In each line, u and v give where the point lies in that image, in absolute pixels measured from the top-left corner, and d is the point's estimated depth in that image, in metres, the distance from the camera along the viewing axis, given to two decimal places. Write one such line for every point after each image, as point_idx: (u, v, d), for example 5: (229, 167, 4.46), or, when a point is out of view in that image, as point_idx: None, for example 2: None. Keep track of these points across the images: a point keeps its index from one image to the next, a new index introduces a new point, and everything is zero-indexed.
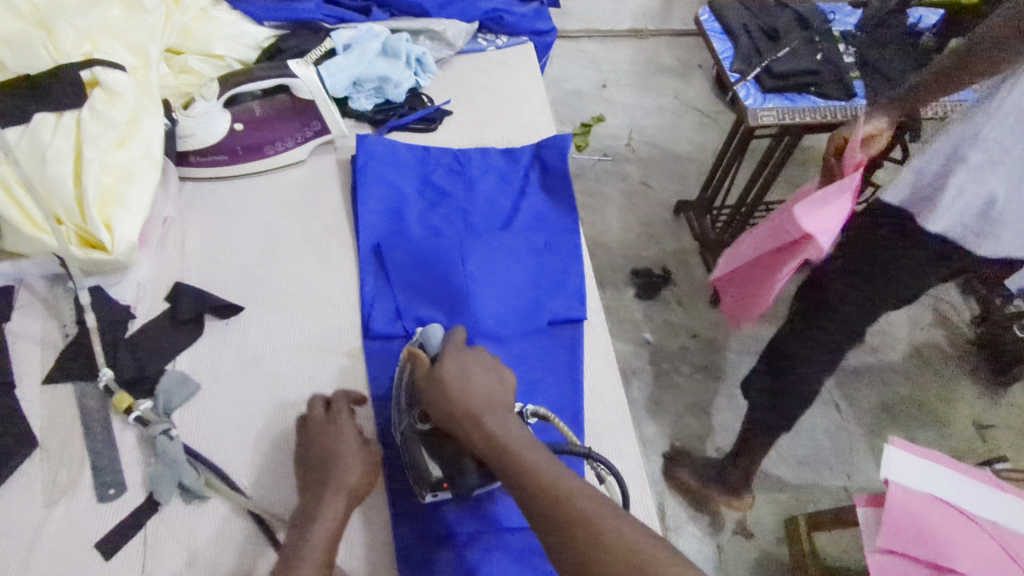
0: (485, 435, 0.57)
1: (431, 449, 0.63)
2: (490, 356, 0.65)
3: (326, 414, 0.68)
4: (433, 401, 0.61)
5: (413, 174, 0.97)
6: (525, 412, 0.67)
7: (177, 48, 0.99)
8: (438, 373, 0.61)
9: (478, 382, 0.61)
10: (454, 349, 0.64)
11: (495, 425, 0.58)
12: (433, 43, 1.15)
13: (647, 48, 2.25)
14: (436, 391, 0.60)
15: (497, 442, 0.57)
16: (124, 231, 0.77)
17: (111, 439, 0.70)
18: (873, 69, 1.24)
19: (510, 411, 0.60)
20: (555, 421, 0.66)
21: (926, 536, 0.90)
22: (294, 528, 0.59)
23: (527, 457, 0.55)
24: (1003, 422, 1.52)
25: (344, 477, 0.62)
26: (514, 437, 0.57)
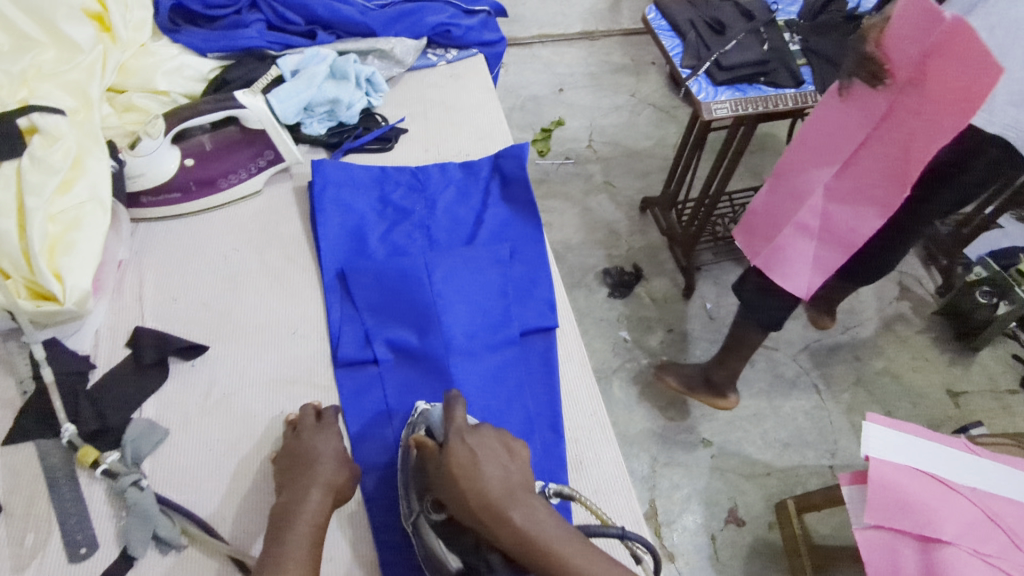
0: (512, 533, 0.53)
1: (448, 539, 0.60)
2: (497, 435, 0.61)
3: (317, 422, 0.71)
4: (450, 498, 0.57)
5: (372, 196, 0.96)
6: (547, 493, 0.62)
7: (118, 86, 0.96)
8: (447, 468, 0.58)
9: (492, 470, 0.57)
10: (462, 437, 0.60)
11: (522, 519, 0.53)
12: (382, 62, 1.14)
13: (600, 48, 2.27)
14: (452, 488, 0.57)
15: (527, 540, 0.52)
16: (76, 280, 0.75)
17: (79, 495, 0.68)
18: (816, 55, 1.27)
19: (530, 493, 0.57)
20: (580, 499, 0.61)
21: (910, 509, 0.92)
22: (277, 515, 0.61)
23: (564, 553, 0.52)
24: (974, 387, 1.56)
25: (327, 474, 0.64)
26: (543, 529, 0.53)
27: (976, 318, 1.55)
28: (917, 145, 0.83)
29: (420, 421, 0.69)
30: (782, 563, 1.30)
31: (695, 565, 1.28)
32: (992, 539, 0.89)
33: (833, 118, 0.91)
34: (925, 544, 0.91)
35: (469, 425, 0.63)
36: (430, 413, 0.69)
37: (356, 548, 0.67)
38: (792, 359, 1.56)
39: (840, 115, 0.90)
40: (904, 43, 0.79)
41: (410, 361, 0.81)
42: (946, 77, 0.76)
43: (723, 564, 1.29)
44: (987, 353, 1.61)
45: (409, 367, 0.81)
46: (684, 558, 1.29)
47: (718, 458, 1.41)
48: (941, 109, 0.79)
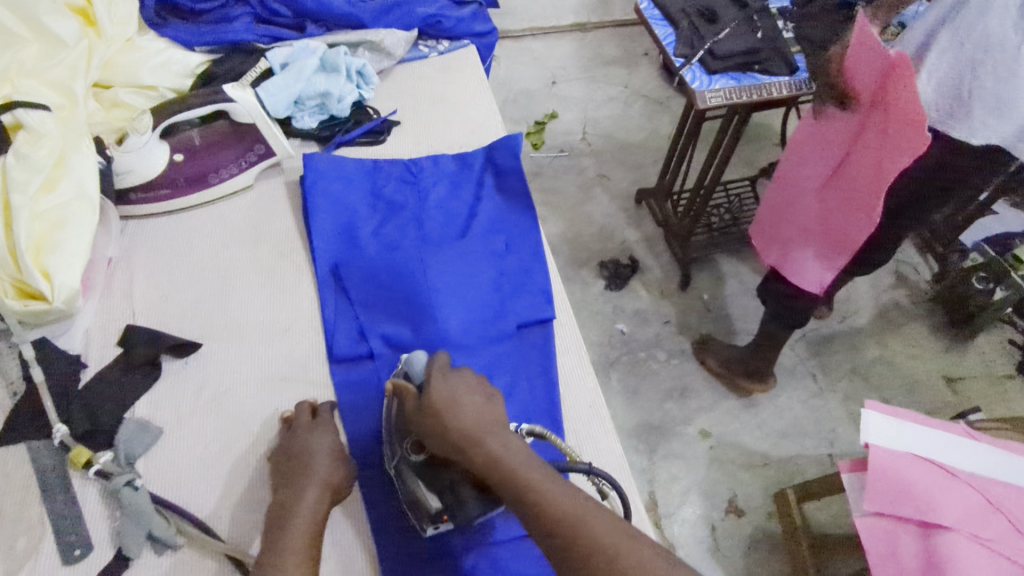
0: (486, 458, 0.56)
1: (427, 479, 0.62)
2: (476, 377, 0.63)
3: (313, 420, 0.70)
4: (428, 430, 0.59)
5: (363, 189, 0.95)
6: (520, 432, 0.65)
7: (103, 81, 0.95)
8: (427, 403, 0.59)
9: (469, 405, 0.59)
10: (441, 374, 0.62)
11: (496, 447, 0.56)
12: (372, 54, 1.13)
13: (591, 41, 2.26)
14: (430, 420, 0.59)
15: (499, 466, 0.55)
16: (64, 278, 0.74)
17: (72, 497, 0.67)
18: (811, 43, 1.26)
19: (505, 428, 0.59)
20: (551, 436, 0.64)
21: (910, 495, 0.92)
22: (273, 516, 0.60)
23: (531, 478, 0.54)
24: (971, 373, 1.56)
25: (323, 473, 0.63)
26: (514, 457, 0.56)
27: (972, 304, 1.55)
28: (882, 165, 0.84)
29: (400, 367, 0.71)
30: (782, 553, 1.30)
31: (694, 556, 1.28)
32: (992, 524, 0.89)
33: (818, 129, 0.94)
34: (925, 530, 0.90)
35: (449, 368, 0.64)
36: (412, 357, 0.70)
37: (355, 542, 0.67)
38: (789, 349, 1.56)
39: (822, 127, 0.93)
40: (867, 67, 0.82)
41: (405, 357, 0.80)
42: (895, 99, 0.78)
43: (723, 555, 1.29)
44: (983, 339, 1.62)
45: None
46: (684, 549, 1.28)
47: (716, 449, 1.41)
48: (896, 134, 0.80)
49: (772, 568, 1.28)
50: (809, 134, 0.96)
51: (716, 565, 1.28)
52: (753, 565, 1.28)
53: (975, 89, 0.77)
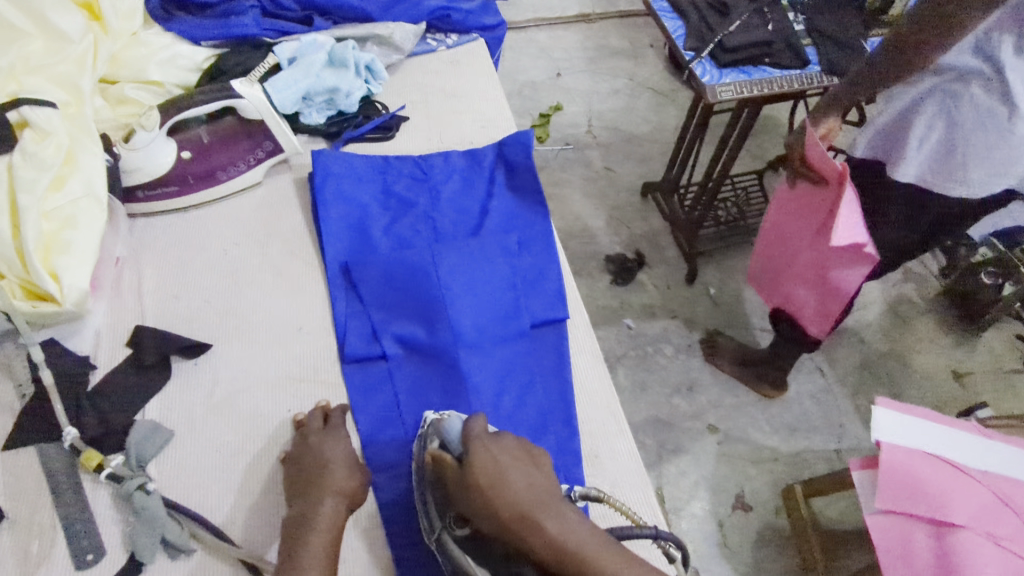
0: (548, 543, 0.49)
1: (477, 555, 0.56)
2: (518, 442, 0.59)
3: (324, 426, 0.69)
4: (476, 510, 0.54)
5: (375, 187, 0.94)
6: (573, 496, 0.60)
7: (109, 77, 0.93)
8: (471, 480, 0.54)
9: (517, 477, 0.54)
10: (482, 443, 0.57)
11: (557, 527, 0.50)
12: (381, 49, 1.11)
13: (596, 32, 2.23)
14: (477, 499, 0.53)
15: (564, 551, 0.49)
16: (73, 278, 0.73)
17: (84, 501, 0.66)
18: (823, 34, 1.24)
19: (559, 498, 0.53)
20: (606, 499, 0.59)
21: (921, 493, 0.91)
22: (290, 527, 0.60)
23: (604, 564, 0.48)
24: (979, 367, 1.55)
25: (339, 481, 0.63)
26: (577, 538, 0.49)
27: (981, 298, 1.54)
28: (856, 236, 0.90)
29: (433, 433, 0.65)
30: (790, 549, 1.29)
31: (703, 552, 1.27)
32: (1004, 522, 0.88)
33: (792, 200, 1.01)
34: (936, 528, 0.90)
35: (487, 431, 0.60)
36: (446, 425, 0.64)
37: (372, 546, 0.66)
38: None
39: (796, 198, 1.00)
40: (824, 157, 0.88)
41: (418, 357, 0.79)
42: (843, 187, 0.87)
43: (732, 551, 1.28)
44: (991, 333, 1.61)
45: (417, 363, 0.79)
46: (692, 545, 1.28)
47: (725, 444, 1.40)
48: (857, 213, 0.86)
49: (780, 563, 1.28)
50: (780, 208, 1.04)
51: (725, 562, 1.27)
52: (761, 561, 1.28)
53: (963, 160, 0.91)
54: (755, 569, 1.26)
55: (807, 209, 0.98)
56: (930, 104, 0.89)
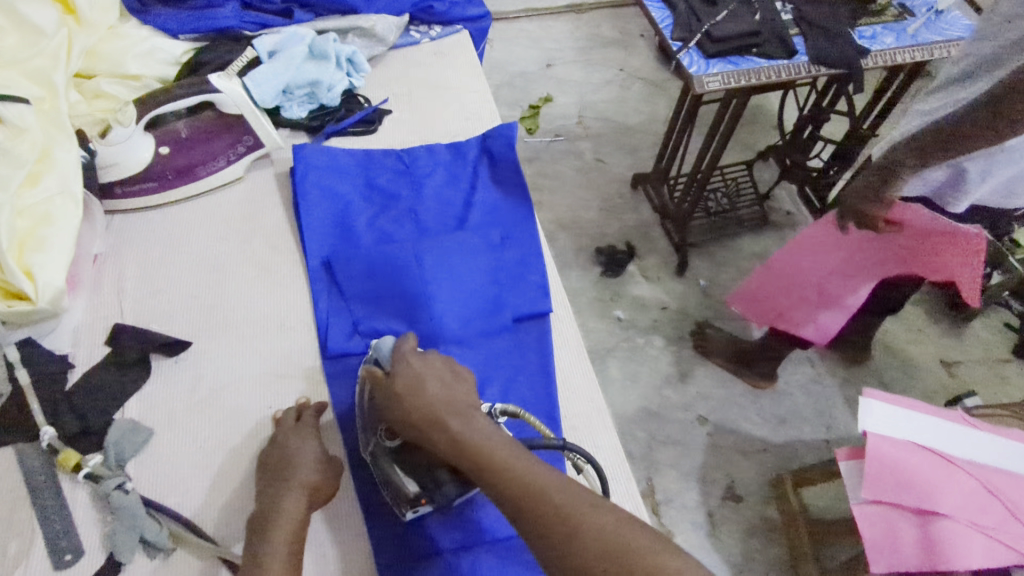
0: (447, 437, 0.56)
1: (403, 465, 0.62)
2: (443, 360, 0.64)
3: (297, 422, 0.69)
4: (394, 414, 0.60)
5: (357, 180, 0.93)
6: (493, 412, 0.64)
7: (86, 71, 0.92)
8: (390, 389, 0.61)
9: (433, 386, 0.60)
10: (407, 359, 0.63)
11: (460, 427, 0.56)
12: (363, 41, 1.10)
13: (587, 22, 2.22)
14: (393, 404, 0.60)
15: (460, 442, 0.55)
16: (49, 277, 0.72)
17: (62, 501, 0.66)
18: (811, 24, 1.24)
19: (473, 407, 0.59)
20: (525, 415, 0.63)
21: (908, 484, 0.90)
22: (256, 523, 0.59)
23: (495, 451, 0.54)
24: (968, 356, 1.56)
25: (302, 476, 0.62)
26: (477, 435, 0.55)
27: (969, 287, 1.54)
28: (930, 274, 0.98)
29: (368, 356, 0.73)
30: (780, 538, 1.29)
31: (692, 543, 1.27)
32: (991, 512, 0.88)
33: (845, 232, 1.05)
34: (923, 518, 0.90)
35: (417, 351, 0.67)
36: (380, 345, 0.71)
37: (351, 544, 0.66)
38: None
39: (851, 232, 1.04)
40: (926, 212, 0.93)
41: None
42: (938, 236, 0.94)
43: (721, 541, 1.28)
44: (980, 322, 1.61)
45: None
46: (683, 535, 1.28)
47: (715, 435, 1.41)
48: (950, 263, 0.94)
49: (771, 554, 1.28)
50: (818, 238, 1.09)
51: (715, 552, 1.27)
52: (751, 550, 1.28)
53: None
54: (745, 558, 1.27)
55: (855, 245, 1.05)
56: (1007, 152, 0.87)
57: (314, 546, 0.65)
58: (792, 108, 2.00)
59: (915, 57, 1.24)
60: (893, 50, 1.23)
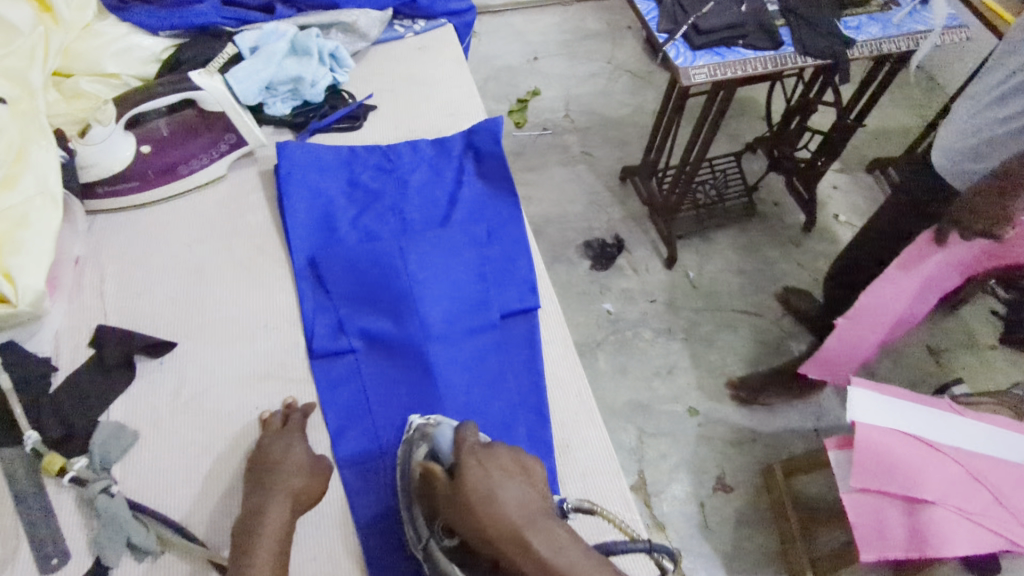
0: (538, 564, 0.46)
1: (462, 566, 0.55)
2: (511, 454, 0.55)
3: (283, 427, 0.69)
4: (468, 530, 0.50)
5: (341, 178, 0.92)
6: (565, 509, 0.59)
7: (63, 70, 0.91)
8: (460, 496, 0.51)
9: (510, 492, 0.50)
10: (474, 458, 0.53)
11: (546, 547, 0.47)
12: (346, 36, 1.09)
13: (573, 14, 2.21)
14: (466, 515, 0.50)
15: (558, 574, 0.45)
16: (28, 279, 0.71)
17: (47, 505, 0.65)
18: (797, 15, 1.23)
19: (551, 517, 0.50)
20: (599, 511, 0.57)
21: (893, 473, 0.91)
22: (240, 527, 0.59)
23: None
24: (955, 344, 1.57)
25: (288, 481, 0.62)
26: (569, 559, 0.46)
27: None
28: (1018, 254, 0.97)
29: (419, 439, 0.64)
30: (770, 527, 1.30)
31: (682, 533, 1.28)
32: (978, 497, 0.88)
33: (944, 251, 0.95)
34: (909, 505, 0.91)
35: (478, 444, 0.58)
36: (434, 433, 0.63)
37: (341, 546, 0.66)
38: (775, 325, 1.57)
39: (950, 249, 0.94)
40: None
41: (385, 350, 0.78)
42: None
43: (712, 532, 1.29)
44: (966, 310, 1.62)
45: (384, 357, 0.78)
46: (674, 526, 1.29)
47: (705, 426, 1.41)
48: None
49: (762, 543, 1.28)
50: (917, 262, 0.96)
51: (706, 542, 1.28)
52: (742, 540, 1.29)
53: None
54: (736, 548, 1.27)
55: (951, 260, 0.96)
56: None
57: (303, 548, 0.65)
58: (779, 99, 2.00)
59: (900, 47, 1.24)
60: (878, 39, 1.24)
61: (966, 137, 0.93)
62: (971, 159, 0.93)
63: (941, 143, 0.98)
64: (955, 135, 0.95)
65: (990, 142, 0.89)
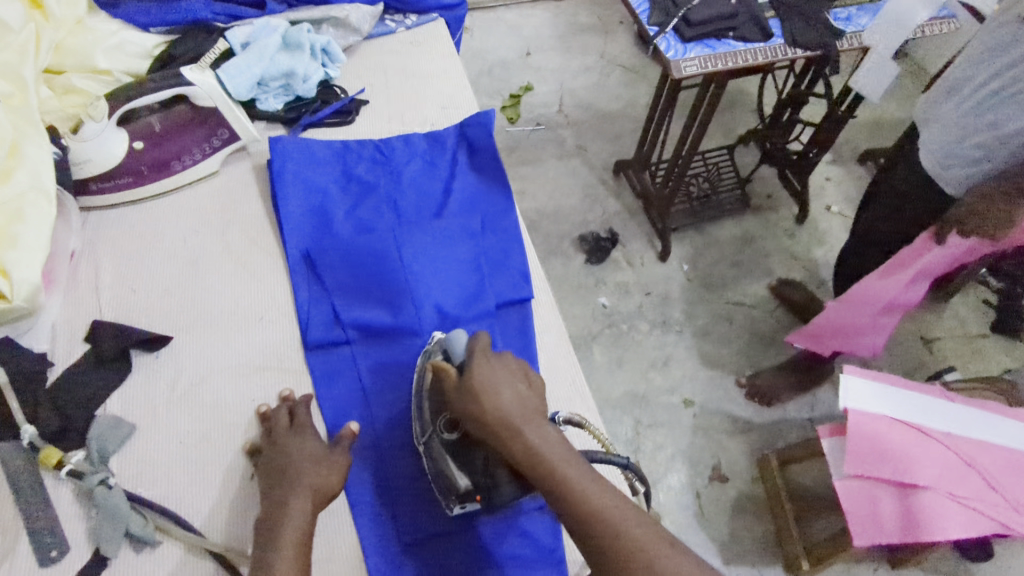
0: (525, 449, 0.54)
1: (458, 458, 0.61)
2: (517, 361, 0.60)
3: (291, 425, 0.69)
4: (466, 412, 0.57)
5: (334, 171, 0.93)
6: (557, 419, 0.68)
7: (55, 67, 0.91)
8: (465, 383, 0.57)
9: (509, 391, 0.56)
10: (484, 355, 0.59)
11: (535, 438, 0.54)
12: (337, 31, 1.09)
13: (566, 9, 2.21)
14: (467, 402, 0.56)
15: (538, 458, 0.53)
16: (23, 274, 0.71)
17: (44, 498, 0.65)
18: (788, 8, 1.24)
19: (543, 418, 0.57)
20: (589, 425, 0.67)
21: (886, 458, 0.91)
22: (264, 527, 0.59)
23: (568, 472, 0.53)
24: (946, 333, 1.59)
25: (310, 478, 0.62)
26: (551, 449, 0.54)
27: None
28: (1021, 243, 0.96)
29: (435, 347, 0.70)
30: (765, 516, 1.31)
31: (678, 522, 1.29)
32: (968, 482, 0.89)
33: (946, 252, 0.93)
34: (903, 491, 0.91)
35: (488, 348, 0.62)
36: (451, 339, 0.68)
37: (336, 535, 0.66)
38: (769, 316, 1.58)
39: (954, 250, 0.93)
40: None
41: (381, 341, 0.79)
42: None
43: (708, 520, 1.30)
44: (958, 299, 1.64)
45: (381, 348, 0.78)
46: (670, 515, 1.30)
47: (700, 417, 1.42)
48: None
49: (758, 532, 1.30)
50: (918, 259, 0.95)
51: (702, 531, 1.29)
52: (738, 529, 1.30)
53: None
54: (732, 537, 1.29)
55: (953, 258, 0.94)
56: None
57: None
58: (771, 92, 2.01)
59: None
60: (868, 30, 1.24)
61: (956, 143, 0.92)
62: (961, 163, 0.93)
63: (925, 149, 0.98)
64: (944, 142, 0.94)
65: (981, 147, 0.89)
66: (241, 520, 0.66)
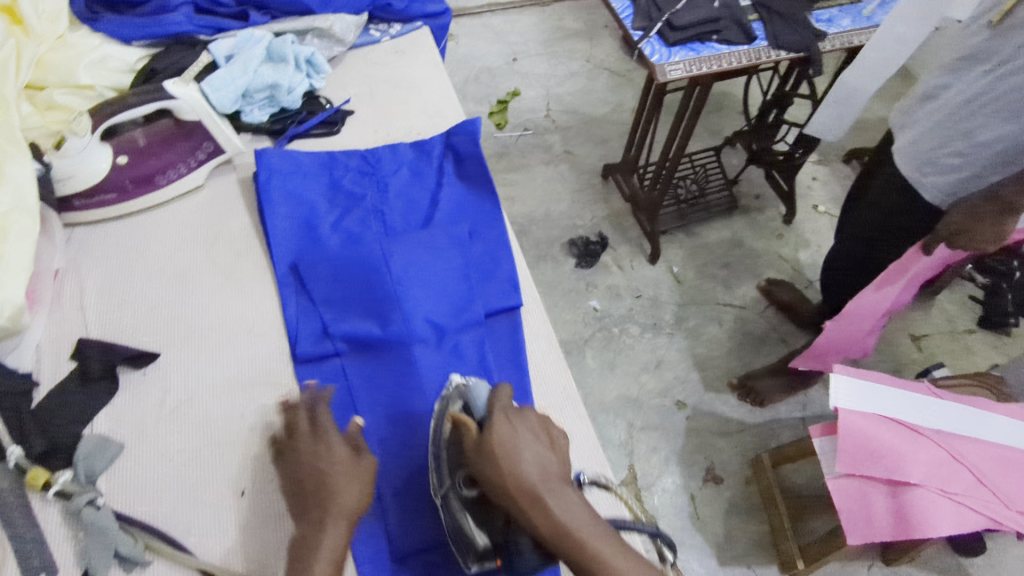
0: (551, 523, 0.51)
1: (478, 516, 0.60)
2: (538, 418, 0.59)
3: (313, 432, 0.66)
4: (487, 479, 0.54)
5: (320, 182, 0.92)
6: (583, 482, 0.68)
7: (36, 83, 0.90)
8: (486, 446, 0.55)
9: (531, 455, 0.54)
10: (506, 416, 0.57)
11: (560, 508, 0.52)
12: (321, 41, 1.09)
13: (552, 14, 2.22)
14: (488, 466, 0.54)
15: (564, 532, 0.51)
16: (7, 294, 0.70)
17: (32, 520, 0.64)
18: (771, 11, 1.25)
19: (567, 482, 0.54)
20: (613, 488, 0.66)
21: (877, 456, 0.91)
22: (296, 553, 0.59)
23: (598, 549, 0.51)
24: (934, 330, 1.60)
25: (349, 504, 0.61)
26: (578, 520, 0.51)
27: None
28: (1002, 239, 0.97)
29: (456, 398, 0.66)
30: (760, 517, 1.32)
31: (673, 525, 1.30)
32: (959, 477, 0.90)
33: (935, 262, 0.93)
34: (894, 488, 0.92)
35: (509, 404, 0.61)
36: (471, 390, 0.66)
37: None
38: (759, 316, 1.59)
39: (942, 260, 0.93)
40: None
41: (371, 353, 0.78)
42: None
43: (703, 522, 1.30)
44: (944, 296, 1.65)
45: (370, 360, 0.78)
46: (664, 518, 1.30)
47: (693, 419, 1.43)
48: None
49: (753, 533, 1.30)
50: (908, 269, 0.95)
51: (697, 534, 1.29)
52: (733, 530, 1.30)
53: None
54: (727, 538, 1.29)
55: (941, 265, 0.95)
56: None
57: None
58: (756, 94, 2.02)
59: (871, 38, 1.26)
60: (849, 32, 1.26)
61: (935, 150, 0.93)
62: (940, 170, 0.94)
63: (904, 155, 0.99)
64: (924, 149, 0.95)
65: (959, 154, 0.90)
66: (233, 535, 0.66)
